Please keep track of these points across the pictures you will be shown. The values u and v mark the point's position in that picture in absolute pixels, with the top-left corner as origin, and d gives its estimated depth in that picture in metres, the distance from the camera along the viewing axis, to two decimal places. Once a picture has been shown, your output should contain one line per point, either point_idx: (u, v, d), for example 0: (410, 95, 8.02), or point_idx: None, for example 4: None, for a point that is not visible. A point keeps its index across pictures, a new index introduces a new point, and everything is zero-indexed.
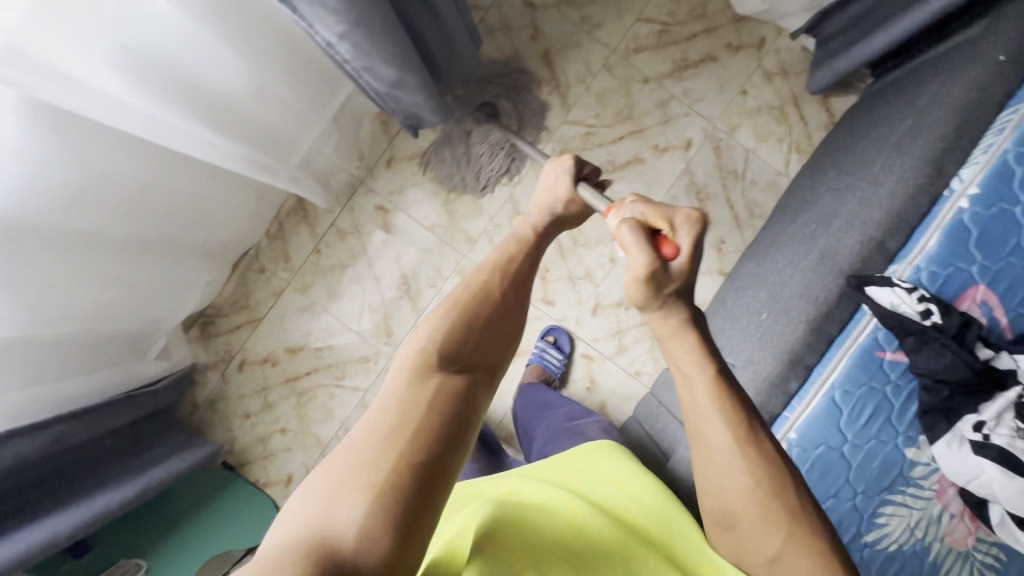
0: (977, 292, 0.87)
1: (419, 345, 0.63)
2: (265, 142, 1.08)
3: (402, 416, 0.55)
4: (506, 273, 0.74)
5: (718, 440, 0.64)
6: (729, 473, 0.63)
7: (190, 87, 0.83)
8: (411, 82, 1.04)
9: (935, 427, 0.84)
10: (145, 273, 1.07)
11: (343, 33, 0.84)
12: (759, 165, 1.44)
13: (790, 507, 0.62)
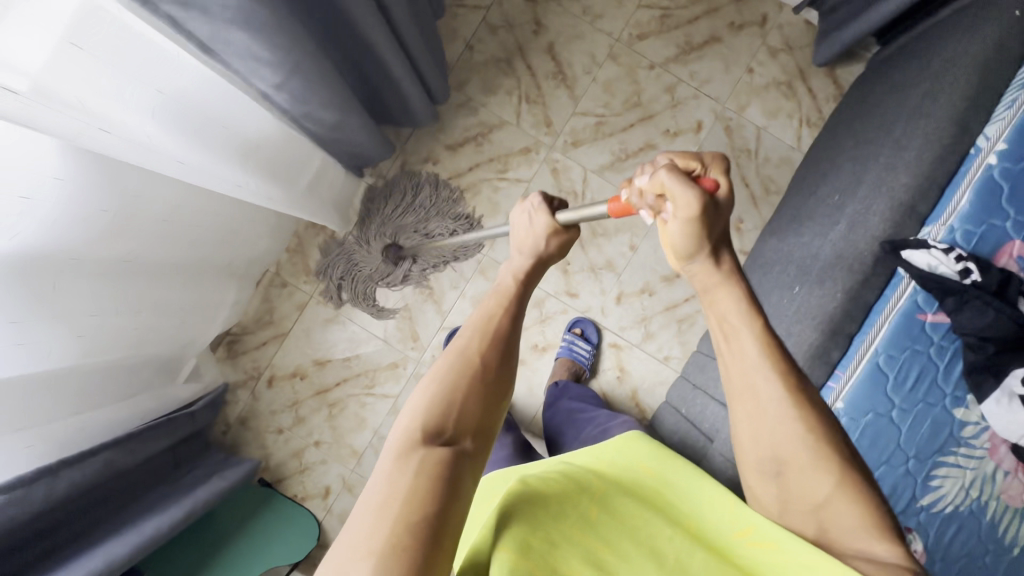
0: (1013, 248, 0.87)
1: (404, 420, 0.54)
2: (282, 175, 1.04)
3: (394, 499, 0.48)
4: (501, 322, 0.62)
5: (768, 389, 0.59)
6: (779, 426, 0.58)
7: (218, 127, 0.82)
8: (350, 122, 1.08)
9: (984, 384, 0.85)
10: (176, 296, 1.07)
11: (278, 80, 0.85)
12: (771, 141, 1.44)
13: (834, 448, 0.57)
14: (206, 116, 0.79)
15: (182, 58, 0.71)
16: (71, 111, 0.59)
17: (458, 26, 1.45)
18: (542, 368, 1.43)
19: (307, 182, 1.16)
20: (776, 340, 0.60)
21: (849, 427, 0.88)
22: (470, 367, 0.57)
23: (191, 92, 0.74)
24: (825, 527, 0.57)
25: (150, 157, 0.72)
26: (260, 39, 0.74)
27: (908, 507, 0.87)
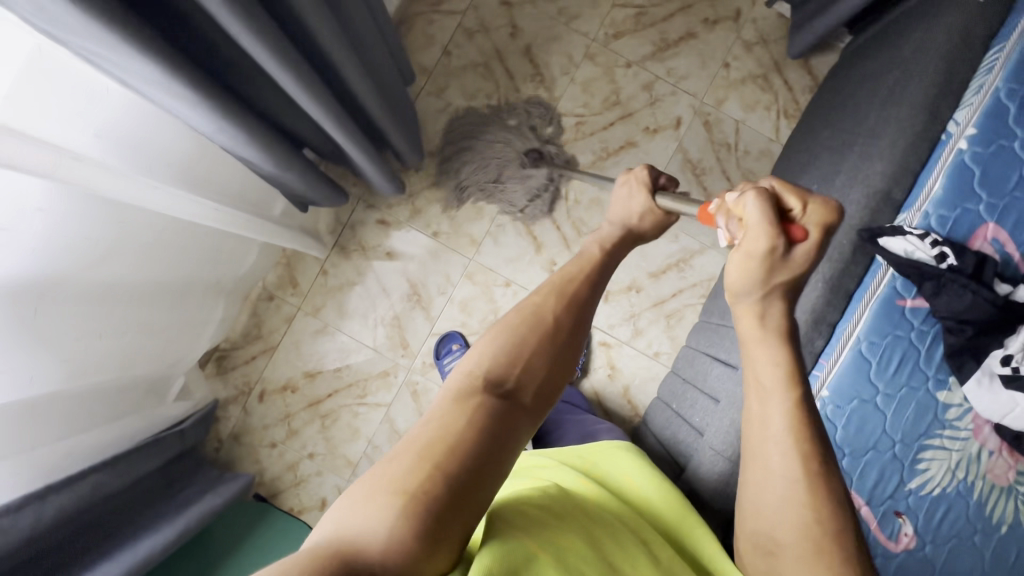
0: (987, 230, 0.88)
1: (469, 366, 0.61)
2: (242, 198, 1.05)
3: (439, 437, 0.54)
4: (574, 287, 0.70)
5: (781, 465, 0.59)
6: (788, 499, 0.58)
7: (160, 156, 0.80)
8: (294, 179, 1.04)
9: (964, 366, 0.86)
10: (161, 317, 1.06)
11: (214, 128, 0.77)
12: (750, 134, 1.45)
13: (839, 545, 0.56)
14: (144, 143, 0.76)
15: (111, 90, 0.69)
16: (38, 147, 0.57)
17: (435, 32, 1.45)
18: None
19: (278, 211, 1.22)
20: (807, 413, 0.61)
21: (834, 415, 0.89)
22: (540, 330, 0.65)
23: (123, 120, 0.72)
24: None
25: (120, 188, 0.70)
26: (183, 97, 0.68)
27: (897, 491, 0.88)
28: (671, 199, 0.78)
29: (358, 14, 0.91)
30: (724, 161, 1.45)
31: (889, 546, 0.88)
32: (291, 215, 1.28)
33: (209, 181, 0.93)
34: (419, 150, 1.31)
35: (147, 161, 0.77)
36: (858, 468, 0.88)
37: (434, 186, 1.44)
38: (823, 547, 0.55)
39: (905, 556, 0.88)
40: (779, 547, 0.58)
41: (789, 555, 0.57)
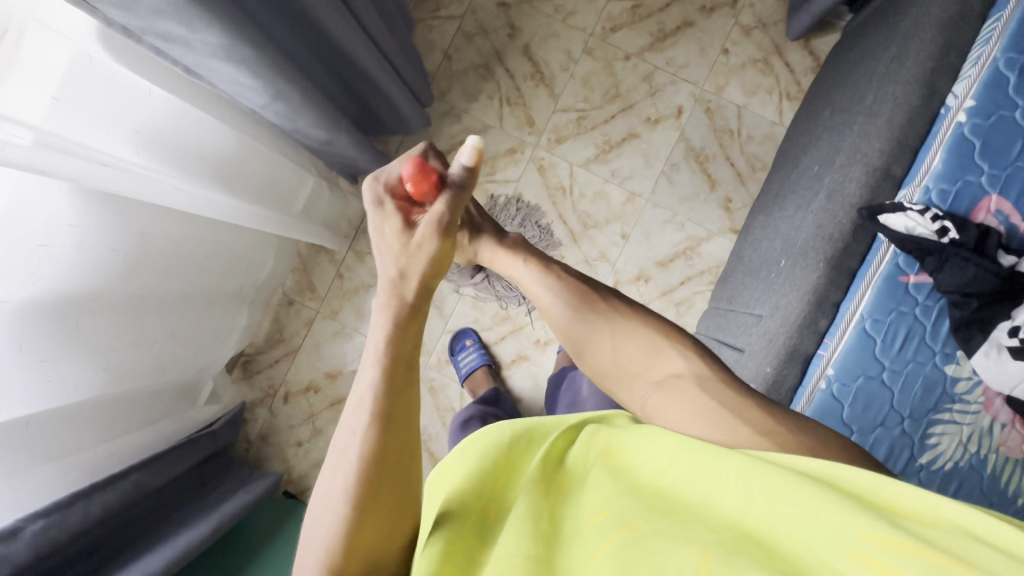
0: (990, 202, 0.88)
1: (343, 437, 0.58)
2: (268, 197, 1.10)
3: (335, 537, 0.54)
4: (408, 293, 0.65)
5: (553, 301, 0.78)
6: (570, 310, 0.78)
7: (201, 154, 0.85)
8: (341, 140, 1.09)
9: (972, 339, 0.86)
10: (190, 322, 1.13)
11: (269, 102, 0.88)
12: (752, 119, 1.45)
13: (607, 313, 0.77)
14: (187, 143, 0.81)
15: (153, 93, 0.74)
16: (72, 155, 0.62)
17: (435, 38, 1.49)
18: (546, 363, 1.45)
19: (301, 205, 1.26)
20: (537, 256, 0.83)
21: (841, 393, 0.90)
22: (397, 369, 0.61)
23: (166, 122, 0.77)
24: (645, 374, 0.73)
25: (152, 193, 0.75)
26: (246, 65, 0.76)
27: (908, 467, 0.89)
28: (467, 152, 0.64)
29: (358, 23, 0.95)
30: (727, 147, 1.45)
31: None
32: (313, 207, 1.32)
33: (243, 180, 0.99)
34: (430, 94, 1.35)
35: (185, 159, 0.81)
36: (867, 444, 0.89)
37: None
38: (602, 322, 0.76)
39: None
40: (590, 340, 0.77)
41: (593, 342, 0.77)
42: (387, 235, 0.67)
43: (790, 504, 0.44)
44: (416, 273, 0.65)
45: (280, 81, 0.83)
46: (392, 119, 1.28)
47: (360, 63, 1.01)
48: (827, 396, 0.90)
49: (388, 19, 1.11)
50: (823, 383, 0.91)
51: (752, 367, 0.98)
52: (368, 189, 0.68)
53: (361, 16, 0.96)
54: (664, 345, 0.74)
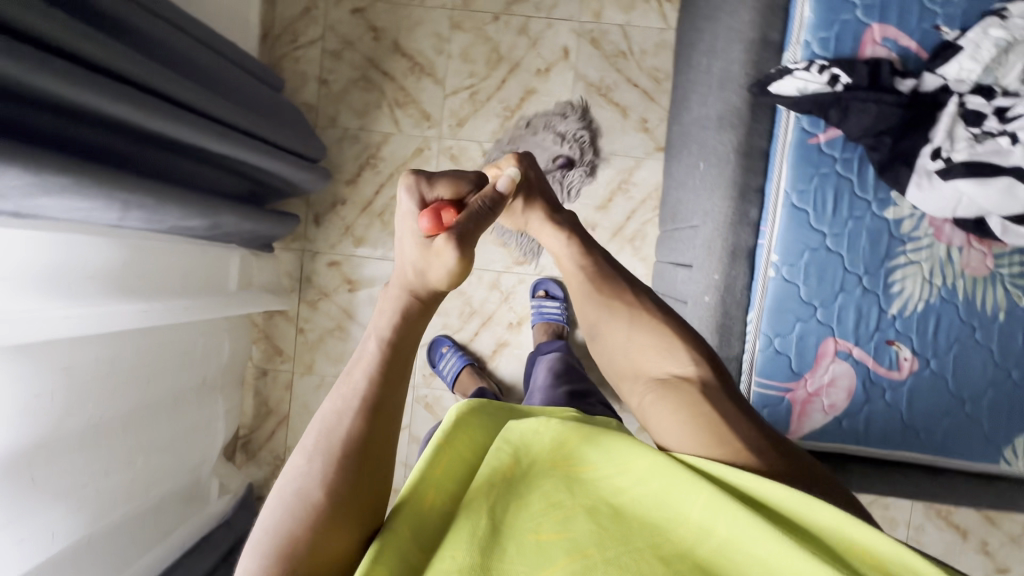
0: (874, 33, 0.84)
1: (325, 421, 0.54)
2: (183, 288, 1.10)
3: (301, 528, 0.48)
4: (419, 289, 0.62)
5: (578, 285, 0.75)
6: (590, 296, 0.73)
7: (83, 276, 0.84)
8: (228, 218, 1.05)
9: (900, 175, 0.82)
10: (166, 430, 1.13)
11: (123, 213, 0.83)
12: (639, 33, 1.40)
13: (634, 304, 0.71)
14: (65, 269, 0.81)
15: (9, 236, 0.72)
16: None
17: (305, 67, 1.44)
18: (526, 342, 1.44)
19: (235, 282, 1.29)
20: (575, 240, 0.77)
21: (791, 275, 0.88)
22: (392, 361, 0.58)
23: (42, 257, 0.77)
24: (646, 365, 0.68)
25: (51, 329, 0.76)
26: (69, 192, 0.71)
27: (881, 322, 0.87)
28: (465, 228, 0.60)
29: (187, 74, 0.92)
30: (625, 70, 1.41)
31: (892, 377, 0.87)
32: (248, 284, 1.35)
33: (149, 280, 0.99)
34: (316, 144, 1.27)
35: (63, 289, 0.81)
36: (834, 315, 0.87)
37: (367, 211, 1.45)
38: (624, 311, 0.71)
39: (913, 380, 0.87)
40: (607, 326, 0.71)
41: (607, 327, 0.71)
42: (407, 244, 0.62)
43: (741, 544, 0.47)
44: (434, 277, 0.60)
45: (121, 190, 0.78)
46: (284, 184, 1.22)
47: (220, 152, 0.96)
48: (780, 282, 0.88)
49: (231, 71, 1.07)
50: (772, 270, 0.88)
51: (702, 280, 0.94)
52: (409, 193, 0.64)
53: (205, 108, 0.91)
54: (681, 348, 0.67)
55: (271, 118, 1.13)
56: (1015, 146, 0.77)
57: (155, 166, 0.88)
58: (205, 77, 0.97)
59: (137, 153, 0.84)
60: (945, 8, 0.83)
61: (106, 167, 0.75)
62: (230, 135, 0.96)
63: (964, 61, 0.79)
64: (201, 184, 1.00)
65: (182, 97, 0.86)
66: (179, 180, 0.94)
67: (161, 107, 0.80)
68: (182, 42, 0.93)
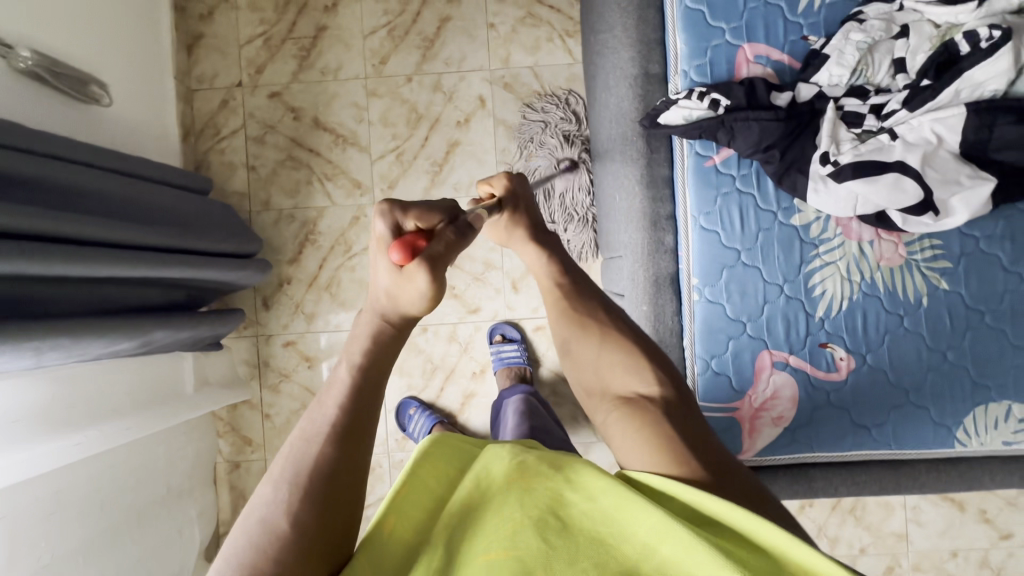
0: (746, 53, 0.87)
1: (293, 450, 0.49)
2: (126, 405, 1.09)
3: (262, 560, 0.44)
4: (390, 315, 0.54)
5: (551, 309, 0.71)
6: (560, 313, 0.69)
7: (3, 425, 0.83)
8: (162, 332, 1.04)
9: (797, 183, 0.83)
10: (131, 551, 1.12)
11: (38, 358, 0.81)
12: (549, 71, 1.44)
13: (608, 326, 0.67)
14: None
15: None
16: None
17: (232, 157, 1.46)
18: (492, 389, 1.43)
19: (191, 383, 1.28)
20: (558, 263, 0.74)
21: (714, 295, 0.89)
22: (366, 387, 0.52)
23: None
24: (613, 387, 0.65)
25: None
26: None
27: (811, 327, 0.87)
28: (440, 259, 0.51)
29: (90, 204, 0.92)
30: (542, 108, 1.44)
31: (833, 379, 0.87)
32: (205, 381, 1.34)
33: (84, 410, 0.98)
34: (251, 239, 1.28)
35: None
36: (764, 327, 0.88)
37: (313, 286, 1.45)
38: (595, 329, 0.67)
39: (853, 378, 0.87)
40: (577, 345, 0.68)
41: (581, 347, 0.67)
42: (381, 271, 0.52)
43: (682, 564, 0.44)
44: (405, 305, 0.52)
45: (30, 339, 0.77)
46: (219, 284, 1.21)
47: (138, 274, 0.96)
48: (705, 304, 0.89)
49: (142, 184, 1.08)
50: (696, 293, 0.90)
51: (633, 310, 0.94)
52: (382, 216, 0.53)
53: (112, 238, 0.91)
54: (648, 367, 0.64)
55: (194, 225, 1.13)
56: (896, 141, 0.79)
57: (73, 303, 0.88)
58: (115, 199, 0.98)
59: (46, 294, 0.84)
60: (807, 19, 0.87)
61: (8, 324, 0.75)
62: (140, 257, 0.95)
63: (832, 69, 0.82)
64: (130, 309, 1.00)
65: (85, 235, 0.86)
66: (103, 309, 0.94)
67: (56, 251, 0.80)
68: (81, 176, 0.93)
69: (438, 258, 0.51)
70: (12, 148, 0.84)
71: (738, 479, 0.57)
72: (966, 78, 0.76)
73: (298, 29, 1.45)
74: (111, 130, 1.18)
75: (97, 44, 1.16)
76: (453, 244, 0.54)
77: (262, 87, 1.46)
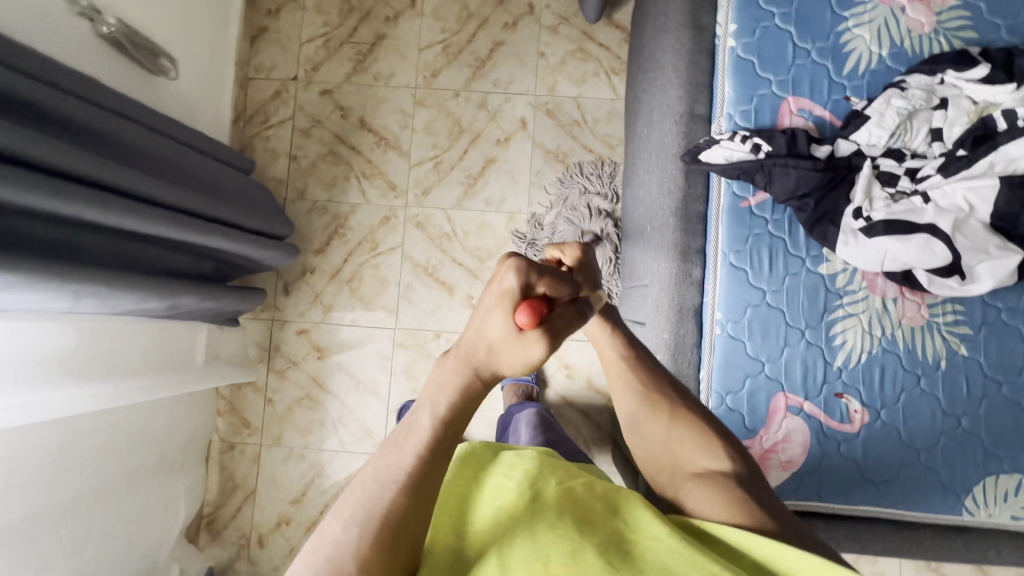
0: (790, 105, 0.91)
1: (366, 490, 0.50)
2: (142, 366, 1.11)
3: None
4: (482, 370, 0.51)
5: (618, 379, 0.72)
6: (628, 386, 0.71)
7: (27, 361, 0.85)
8: (188, 298, 1.05)
9: (828, 234, 0.86)
10: (117, 514, 1.11)
11: (75, 302, 0.83)
12: (591, 103, 1.49)
13: (679, 402, 0.69)
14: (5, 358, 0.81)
15: None
16: None
17: (276, 145, 1.52)
18: (496, 404, 1.43)
19: (201, 355, 1.29)
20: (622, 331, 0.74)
21: (737, 331, 0.90)
22: (444, 441, 0.52)
23: None
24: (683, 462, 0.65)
25: None
26: (18, 288, 0.73)
27: (828, 375, 0.88)
28: (563, 338, 0.49)
29: (148, 164, 0.96)
30: (580, 137, 1.49)
31: (845, 429, 0.87)
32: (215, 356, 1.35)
33: (102, 363, 0.99)
34: (284, 223, 1.32)
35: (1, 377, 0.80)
36: (782, 369, 0.89)
37: (335, 278, 1.48)
38: (664, 405, 0.68)
39: (866, 431, 0.87)
40: (646, 420, 0.69)
41: (649, 423, 0.68)
42: (493, 322, 0.49)
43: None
44: (508, 366, 0.50)
45: (74, 282, 0.80)
46: (248, 261, 1.24)
47: (180, 238, 0.99)
48: (726, 339, 0.90)
49: (194, 154, 1.11)
50: (718, 328, 0.91)
51: (654, 337, 0.96)
52: (515, 271, 0.49)
53: (161, 198, 0.94)
54: (718, 443, 0.65)
55: (236, 201, 1.17)
56: (928, 205, 0.83)
57: (116, 256, 0.91)
58: (170, 163, 1.02)
59: (91, 242, 0.86)
60: (851, 81, 0.91)
61: (57, 263, 0.77)
62: (185, 221, 0.98)
63: (872, 129, 0.85)
64: (164, 270, 1.02)
65: (137, 190, 0.89)
66: (141, 267, 0.96)
67: (115, 201, 0.83)
68: (143, 138, 0.97)
69: (557, 331, 0.49)
70: (85, 101, 0.88)
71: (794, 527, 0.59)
72: (1001, 151, 0.80)
73: (358, 34, 1.53)
74: (171, 103, 1.23)
75: (173, 21, 1.22)
76: (574, 324, 0.51)
77: (316, 83, 1.52)
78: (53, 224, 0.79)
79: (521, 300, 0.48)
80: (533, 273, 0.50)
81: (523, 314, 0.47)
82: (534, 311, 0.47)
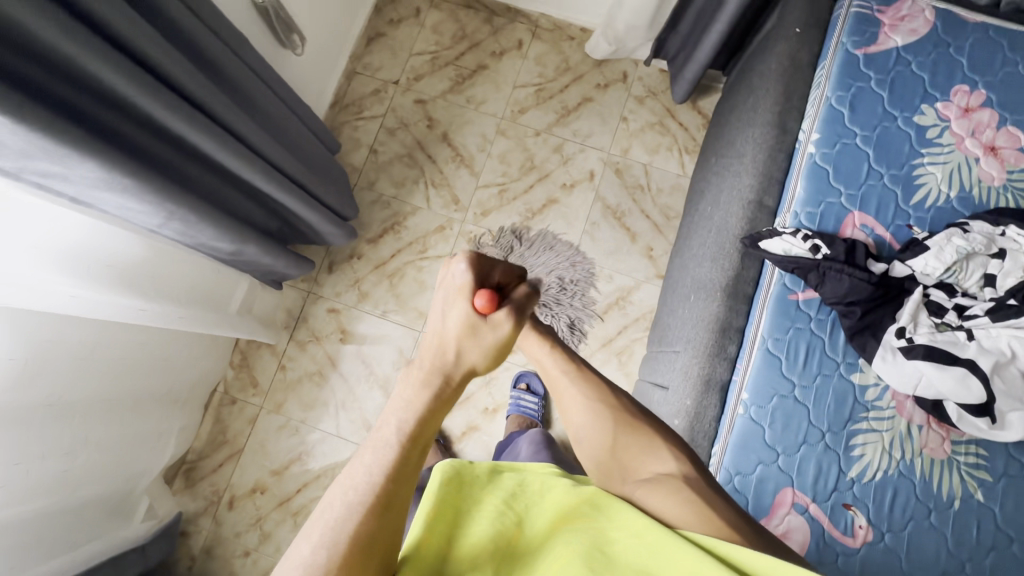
0: (854, 219, 0.96)
1: (332, 515, 0.47)
2: (189, 297, 1.16)
3: None
4: (453, 370, 0.56)
5: (566, 392, 0.72)
6: (576, 399, 0.71)
7: (101, 261, 0.91)
8: (251, 249, 1.11)
9: (867, 346, 0.89)
10: (116, 431, 1.13)
11: (163, 222, 0.90)
12: (659, 174, 1.57)
13: (625, 412, 0.69)
14: (86, 253, 0.88)
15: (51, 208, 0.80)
16: None
17: (361, 135, 1.62)
18: (496, 431, 1.43)
19: (237, 304, 1.34)
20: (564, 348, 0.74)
21: (759, 416, 0.91)
22: (411, 454, 0.51)
23: (69, 237, 0.84)
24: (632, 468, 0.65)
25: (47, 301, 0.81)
26: (127, 193, 0.79)
27: (839, 483, 0.88)
28: (522, 316, 0.58)
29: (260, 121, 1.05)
30: (640, 202, 1.56)
31: (847, 542, 0.86)
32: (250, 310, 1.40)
33: (158, 284, 1.05)
34: (352, 205, 1.40)
35: (76, 267, 0.86)
36: (795, 465, 0.89)
37: (378, 269, 1.54)
38: (610, 419, 0.69)
39: (867, 550, 0.85)
40: (591, 433, 0.69)
41: (593, 435, 0.69)
42: (453, 317, 0.57)
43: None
44: (473, 355, 0.57)
45: (171, 203, 0.86)
46: (311, 230, 1.31)
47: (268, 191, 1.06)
48: (747, 420, 0.92)
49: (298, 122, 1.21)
50: (741, 407, 0.93)
51: (674, 403, 0.99)
52: (466, 265, 0.59)
53: (264, 151, 1.03)
54: (664, 446, 0.66)
55: (317, 174, 1.25)
56: (971, 341, 0.85)
57: (208, 192, 0.98)
58: (274, 125, 1.11)
59: (195, 173, 0.93)
60: (916, 211, 0.96)
61: (166, 182, 0.84)
62: (277, 177, 1.05)
63: (930, 259, 0.88)
64: (241, 217, 1.09)
65: (249, 139, 0.98)
66: (224, 208, 1.03)
67: (231, 144, 0.91)
68: (267, 99, 1.07)
69: (514, 308, 0.58)
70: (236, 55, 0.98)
71: (761, 530, 0.58)
72: None
73: (463, 59, 1.65)
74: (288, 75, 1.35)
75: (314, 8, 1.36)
76: (530, 295, 0.61)
77: (413, 92, 1.64)
78: (174, 148, 0.87)
79: (476, 291, 0.57)
80: (478, 270, 0.59)
81: (479, 299, 0.57)
82: (490, 296, 0.57)
